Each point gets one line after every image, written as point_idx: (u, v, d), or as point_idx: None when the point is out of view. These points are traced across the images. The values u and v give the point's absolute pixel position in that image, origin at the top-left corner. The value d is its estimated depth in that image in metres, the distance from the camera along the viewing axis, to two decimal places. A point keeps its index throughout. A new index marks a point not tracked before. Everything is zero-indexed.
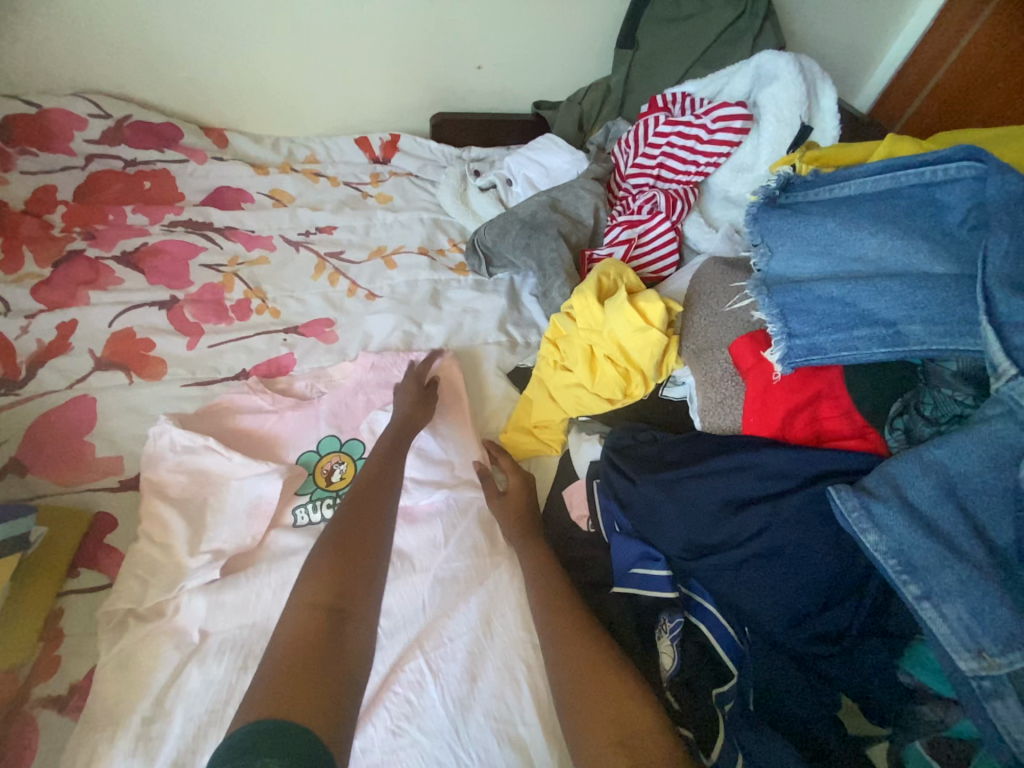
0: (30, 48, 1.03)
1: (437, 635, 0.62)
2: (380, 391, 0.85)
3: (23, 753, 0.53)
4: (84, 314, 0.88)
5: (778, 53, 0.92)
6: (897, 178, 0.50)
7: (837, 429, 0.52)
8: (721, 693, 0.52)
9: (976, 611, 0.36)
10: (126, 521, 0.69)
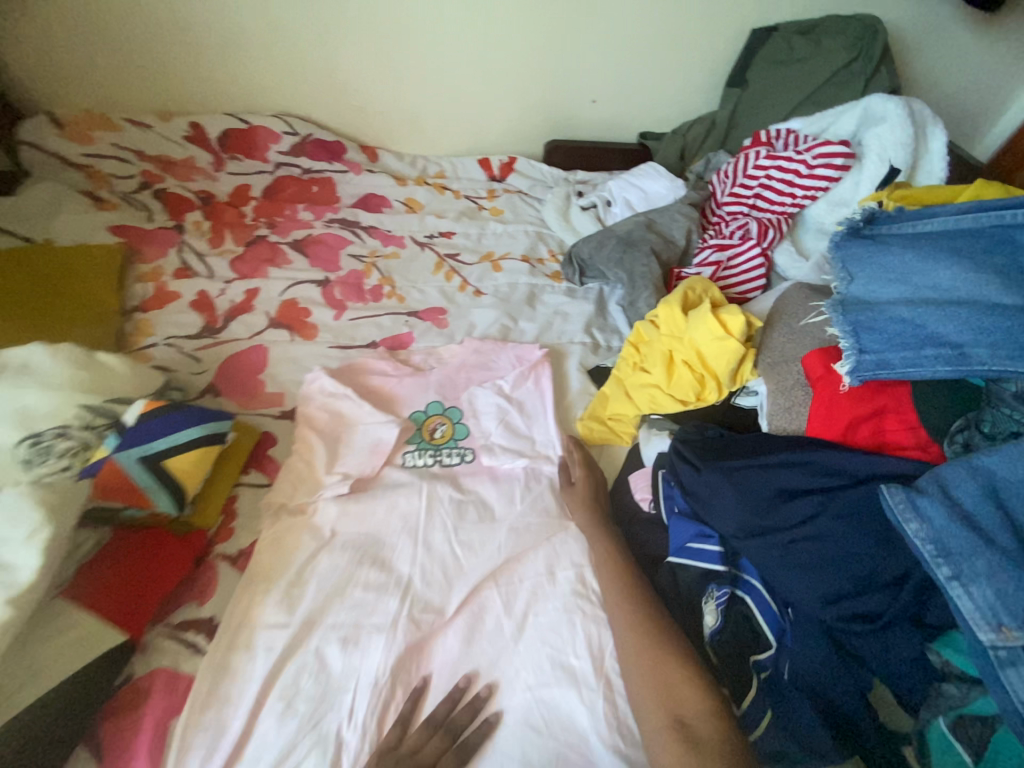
0: (246, 81, 1.30)
1: (508, 573, 0.71)
2: (478, 372, 1.01)
3: (206, 588, 0.68)
4: (264, 285, 1.13)
5: (888, 97, 0.98)
6: (978, 221, 0.57)
7: (899, 441, 0.57)
8: (759, 660, 0.59)
9: (1000, 591, 0.41)
10: (283, 440, 0.88)
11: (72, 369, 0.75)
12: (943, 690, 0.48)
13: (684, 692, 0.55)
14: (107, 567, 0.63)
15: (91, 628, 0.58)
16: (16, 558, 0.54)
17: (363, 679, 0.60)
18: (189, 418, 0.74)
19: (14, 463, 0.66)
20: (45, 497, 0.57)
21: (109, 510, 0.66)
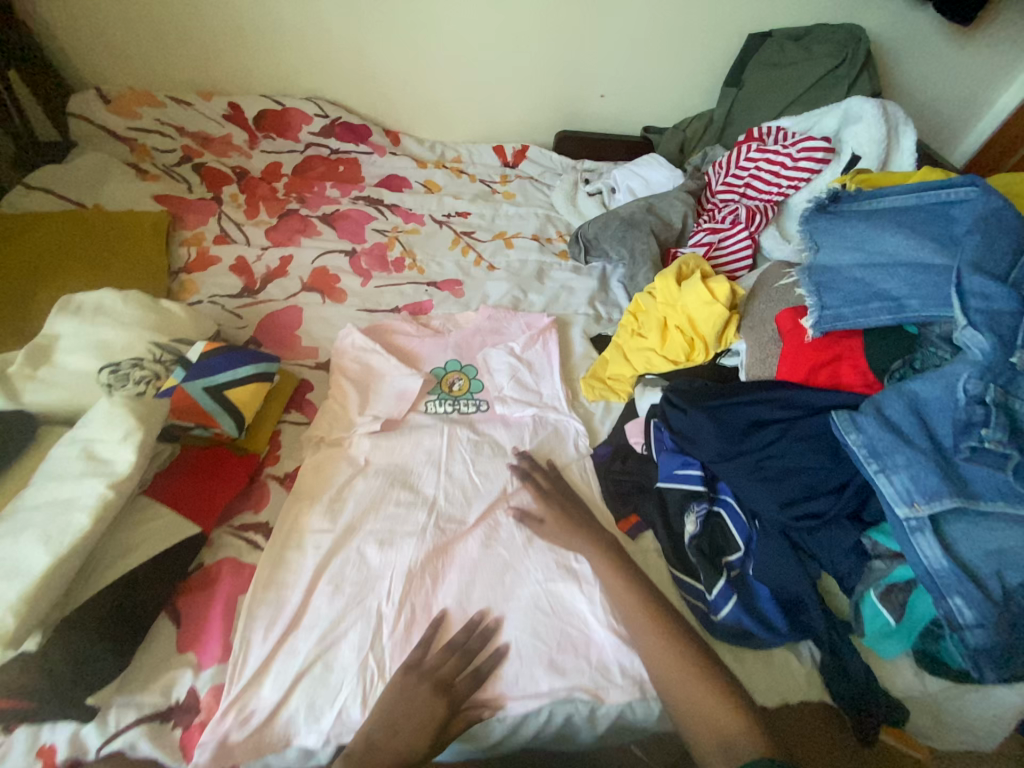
0: (283, 65, 1.41)
1: (522, 497, 0.82)
2: (492, 336, 1.11)
3: (260, 500, 0.79)
4: (296, 253, 1.22)
5: (866, 99, 1.09)
6: (920, 198, 0.67)
7: (851, 382, 0.69)
8: (731, 560, 0.70)
9: (913, 478, 0.52)
10: (319, 386, 0.99)
11: (141, 312, 0.85)
12: (874, 566, 0.60)
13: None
14: (179, 476, 0.73)
15: (169, 522, 0.68)
16: (113, 455, 0.64)
17: (399, 569, 0.71)
18: (245, 358, 0.84)
19: (98, 385, 0.76)
20: (135, 408, 0.67)
21: (180, 428, 0.77)
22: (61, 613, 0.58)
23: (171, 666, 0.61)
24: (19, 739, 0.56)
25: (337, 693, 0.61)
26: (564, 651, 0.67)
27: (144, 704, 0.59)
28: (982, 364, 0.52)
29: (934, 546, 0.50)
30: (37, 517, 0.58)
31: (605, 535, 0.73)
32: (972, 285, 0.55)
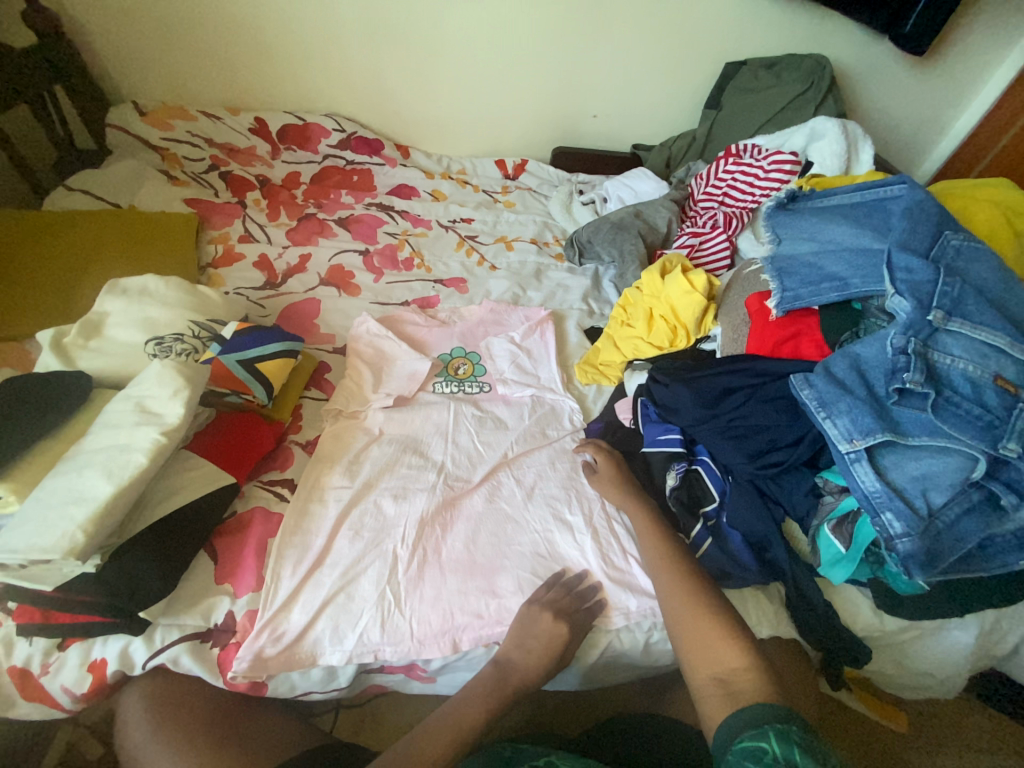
0: (305, 84, 1.54)
1: (526, 462, 0.90)
2: (494, 327, 1.18)
3: (284, 463, 0.87)
4: (314, 251, 1.32)
5: (829, 118, 1.22)
6: (863, 196, 0.80)
7: (809, 354, 0.79)
8: (707, 510, 0.79)
9: (853, 418, 0.62)
10: (337, 367, 1.07)
11: (181, 294, 0.95)
12: (825, 502, 0.70)
13: (653, 526, 0.74)
14: (214, 434, 0.80)
15: (208, 471, 0.75)
16: (163, 408, 0.72)
17: (413, 519, 0.79)
18: (270, 336, 0.93)
19: (145, 355, 0.86)
20: (180, 369, 0.75)
21: (216, 394, 0.86)
22: (116, 540, 0.65)
23: (209, 595, 0.69)
24: (75, 652, 0.64)
25: (358, 621, 0.69)
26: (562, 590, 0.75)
27: (185, 625, 0.66)
28: (905, 323, 0.63)
29: (870, 472, 0.60)
30: (96, 458, 0.66)
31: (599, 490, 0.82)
32: (900, 262, 0.66)
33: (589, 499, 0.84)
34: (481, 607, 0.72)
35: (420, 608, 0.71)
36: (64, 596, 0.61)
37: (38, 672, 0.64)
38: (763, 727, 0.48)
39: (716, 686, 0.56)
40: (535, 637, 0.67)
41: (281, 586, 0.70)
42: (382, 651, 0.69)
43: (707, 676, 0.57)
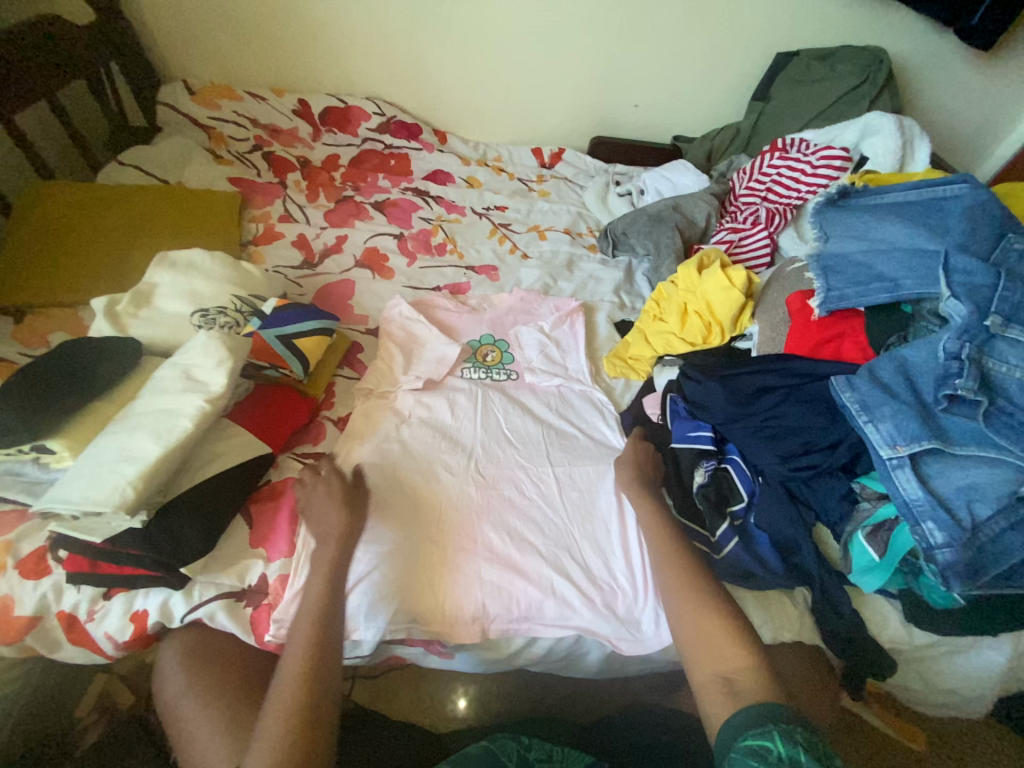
0: (348, 67, 1.56)
1: (561, 454, 0.90)
2: (524, 316, 1.18)
3: (316, 438, 0.89)
4: (351, 233, 1.34)
5: (885, 113, 1.17)
6: (921, 193, 0.76)
7: (851, 357, 0.77)
8: (734, 510, 0.77)
9: (897, 423, 0.60)
10: (369, 348, 1.09)
11: (225, 269, 0.98)
12: (861, 508, 0.68)
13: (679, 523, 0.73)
14: (254, 405, 0.84)
15: (247, 440, 0.78)
16: (208, 377, 0.75)
17: (439, 499, 0.81)
18: (308, 313, 0.95)
19: (190, 326, 0.89)
20: (225, 340, 0.78)
21: (255, 367, 0.88)
22: (162, 498, 0.68)
23: (244, 557, 0.72)
24: (118, 602, 0.68)
25: (392, 600, 0.71)
26: (593, 586, 0.74)
27: (222, 584, 0.70)
28: (960, 327, 0.60)
29: (912, 480, 0.59)
30: (146, 420, 0.69)
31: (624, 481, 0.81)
32: (959, 263, 0.63)
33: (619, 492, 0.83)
34: (512, 601, 0.72)
35: (454, 594, 0.72)
36: (111, 548, 0.65)
37: (85, 618, 0.67)
38: (767, 727, 0.48)
39: (719, 685, 0.56)
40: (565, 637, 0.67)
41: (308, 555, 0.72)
42: (416, 625, 0.71)
43: (711, 671, 0.57)
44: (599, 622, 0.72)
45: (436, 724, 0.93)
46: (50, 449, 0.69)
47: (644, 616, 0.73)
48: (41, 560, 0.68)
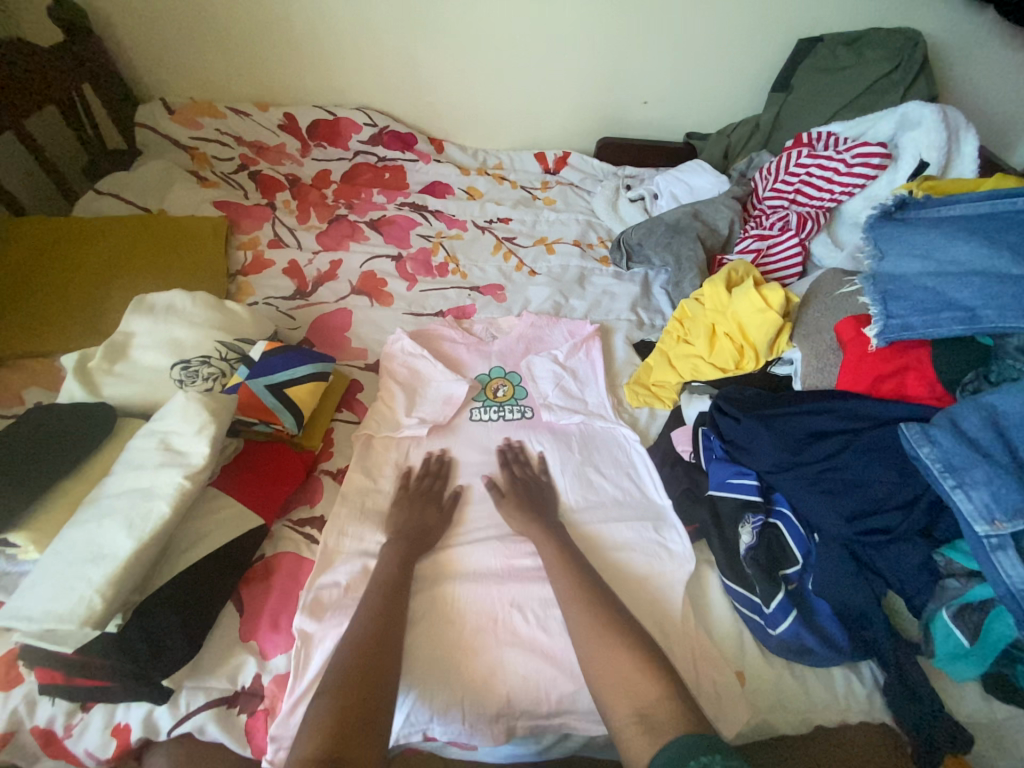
0: (336, 76, 1.46)
1: (588, 513, 0.81)
2: (536, 343, 1.08)
3: (313, 497, 0.81)
4: (346, 257, 1.24)
5: (925, 104, 1.06)
6: (993, 206, 0.67)
7: (918, 394, 0.67)
8: (787, 574, 0.68)
9: (994, 493, 0.51)
10: (370, 386, 1.00)
11: (209, 312, 0.90)
12: (947, 585, 0.58)
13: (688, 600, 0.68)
14: (243, 468, 0.75)
15: (237, 512, 0.70)
16: (189, 447, 0.66)
17: (456, 571, 0.72)
18: (302, 357, 0.87)
19: (171, 381, 0.81)
20: (205, 402, 0.70)
21: (244, 423, 0.80)
22: (139, 595, 0.60)
23: (235, 652, 0.64)
24: (98, 714, 0.60)
25: (404, 695, 0.62)
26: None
27: (212, 688, 0.62)
28: None
29: (1018, 561, 0.49)
30: (118, 505, 0.61)
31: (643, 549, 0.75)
32: None
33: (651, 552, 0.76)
34: (542, 694, 0.63)
35: (474, 688, 0.63)
36: (82, 658, 0.57)
37: (62, 733, 0.60)
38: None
39: None
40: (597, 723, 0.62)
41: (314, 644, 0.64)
42: (435, 723, 0.61)
43: None
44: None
45: None
46: (14, 542, 0.62)
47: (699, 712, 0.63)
48: (11, 668, 0.61)
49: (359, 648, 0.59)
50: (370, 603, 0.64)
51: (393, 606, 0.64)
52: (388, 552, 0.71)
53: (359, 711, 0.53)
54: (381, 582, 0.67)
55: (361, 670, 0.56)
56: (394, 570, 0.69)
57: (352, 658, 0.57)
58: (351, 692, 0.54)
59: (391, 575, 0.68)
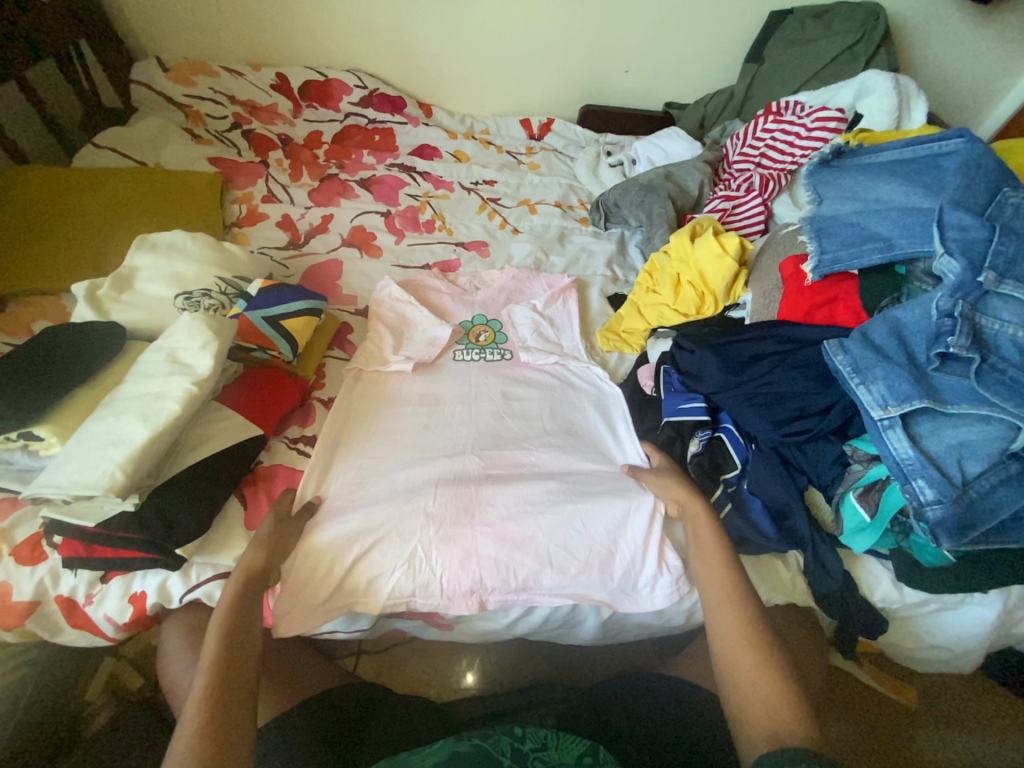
0: (328, 37, 1.50)
1: (555, 428, 0.89)
2: (516, 294, 1.14)
3: (308, 420, 0.89)
4: (337, 212, 1.30)
5: (881, 71, 1.14)
6: (915, 151, 0.76)
7: (845, 320, 0.76)
8: (727, 477, 0.78)
9: (889, 385, 0.60)
10: (359, 328, 1.06)
11: (208, 251, 0.96)
12: (852, 469, 0.69)
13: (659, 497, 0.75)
14: (244, 387, 0.83)
15: (236, 422, 0.78)
16: (194, 359, 0.73)
17: (437, 475, 0.80)
18: (295, 293, 0.93)
19: (175, 309, 0.88)
20: (209, 322, 0.76)
21: (242, 349, 0.86)
22: (153, 481, 0.68)
23: (237, 539, 0.72)
24: (116, 585, 0.69)
25: (389, 575, 0.72)
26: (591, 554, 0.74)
27: (219, 565, 0.71)
28: (954, 285, 0.61)
29: (904, 438, 0.59)
30: (132, 404, 0.68)
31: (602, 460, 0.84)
32: (952, 219, 0.63)
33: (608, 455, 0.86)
34: (511, 573, 0.73)
35: (450, 566, 0.73)
36: (104, 532, 0.66)
37: (84, 602, 0.69)
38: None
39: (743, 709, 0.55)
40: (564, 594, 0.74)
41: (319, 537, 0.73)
42: (414, 600, 0.73)
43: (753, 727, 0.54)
44: (594, 585, 0.74)
45: (441, 694, 0.96)
46: (38, 436, 0.69)
47: (643, 579, 0.74)
48: (36, 547, 0.69)
49: (212, 679, 0.55)
50: (215, 632, 0.59)
51: (241, 630, 0.60)
52: (251, 558, 0.66)
53: (222, 759, 0.50)
54: (225, 610, 0.61)
55: (215, 706, 0.53)
56: (235, 595, 0.62)
57: (199, 706, 0.53)
58: (204, 727, 0.52)
59: (239, 600, 0.62)
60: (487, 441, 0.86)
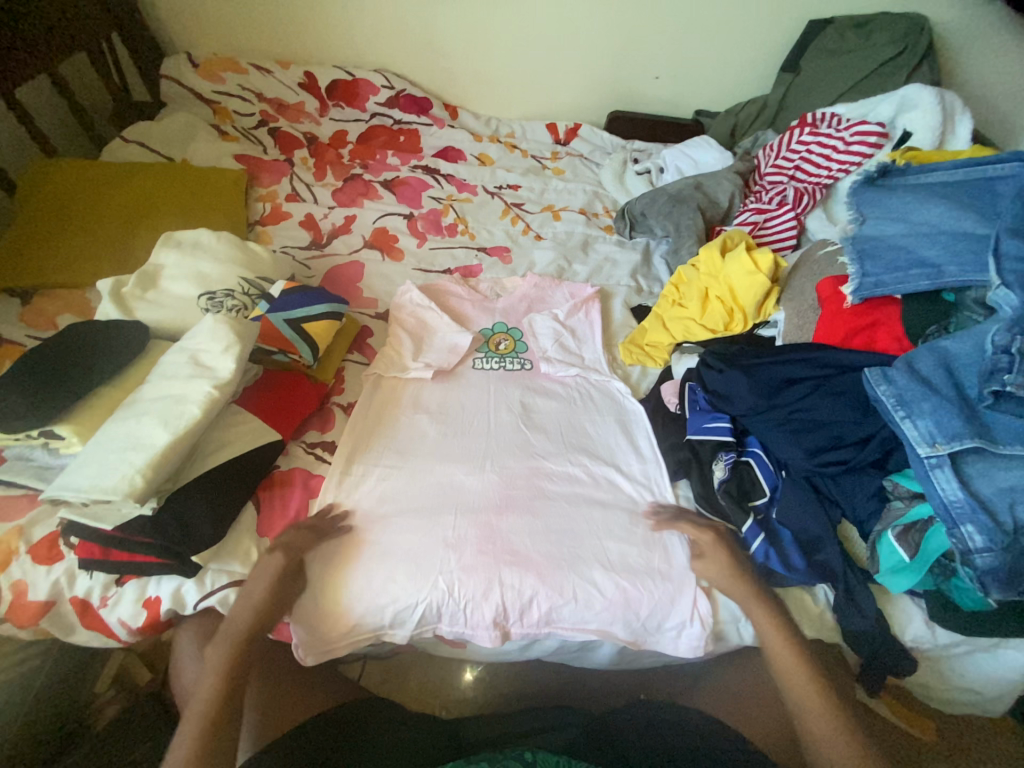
0: (357, 36, 1.49)
1: (577, 448, 0.86)
2: (538, 304, 1.12)
3: (326, 425, 0.87)
4: (360, 213, 1.29)
5: (924, 85, 1.09)
6: (968, 173, 0.73)
7: (886, 346, 0.74)
8: (756, 505, 0.75)
9: (936, 420, 0.58)
10: (379, 332, 1.05)
11: (232, 250, 0.96)
12: (892, 506, 0.67)
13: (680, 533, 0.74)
14: (263, 392, 0.82)
15: (256, 426, 0.77)
16: (216, 363, 0.73)
17: (457, 492, 0.79)
18: (316, 296, 0.92)
19: (198, 309, 0.88)
20: (232, 325, 0.75)
21: (263, 352, 0.85)
22: (172, 485, 0.68)
23: (254, 545, 0.72)
24: (130, 589, 0.69)
25: (412, 605, 0.70)
26: (618, 592, 0.72)
27: (233, 572, 0.71)
28: (1011, 319, 0.58)
29: (950, 477, 0.57)
30: (153, 407, 0.68)
31: (624, 484, 0.82)
32: (1011, 250, 0.60)
33: (632, 481, 0.83)
34: (537, 600, 0.71)
35: (473, 597, 0.71)
36: (122, 535, 0.65)
37: (98, 604, 0.69)
38: None
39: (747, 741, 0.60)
40: (585, 628, 0.72)
41: (340, 558, 0.72)
42: (440, 625, 0.72)
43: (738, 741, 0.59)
44: (616, 624, 0.72)
45: (445, 707, 0.95)
46: (59, 435, 0.69)
47: (670, 622, 0.72)
48: (53, 546, 0.69)
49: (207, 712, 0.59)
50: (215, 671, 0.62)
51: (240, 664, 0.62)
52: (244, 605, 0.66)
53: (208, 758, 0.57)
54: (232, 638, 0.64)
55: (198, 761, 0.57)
56: (230, 649, 0.63)
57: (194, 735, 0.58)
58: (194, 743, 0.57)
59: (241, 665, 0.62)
60: (508, 455, 0.84)
